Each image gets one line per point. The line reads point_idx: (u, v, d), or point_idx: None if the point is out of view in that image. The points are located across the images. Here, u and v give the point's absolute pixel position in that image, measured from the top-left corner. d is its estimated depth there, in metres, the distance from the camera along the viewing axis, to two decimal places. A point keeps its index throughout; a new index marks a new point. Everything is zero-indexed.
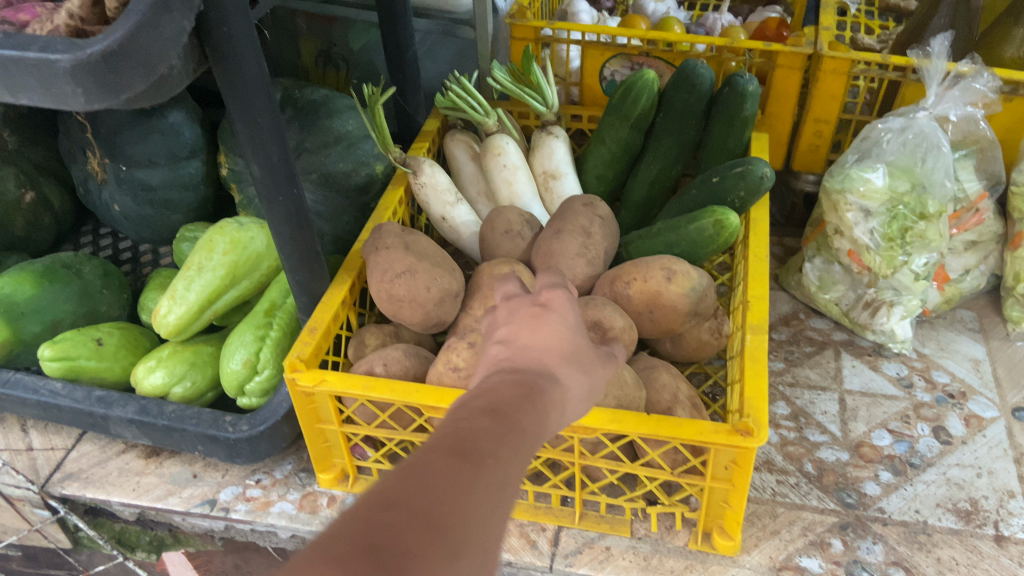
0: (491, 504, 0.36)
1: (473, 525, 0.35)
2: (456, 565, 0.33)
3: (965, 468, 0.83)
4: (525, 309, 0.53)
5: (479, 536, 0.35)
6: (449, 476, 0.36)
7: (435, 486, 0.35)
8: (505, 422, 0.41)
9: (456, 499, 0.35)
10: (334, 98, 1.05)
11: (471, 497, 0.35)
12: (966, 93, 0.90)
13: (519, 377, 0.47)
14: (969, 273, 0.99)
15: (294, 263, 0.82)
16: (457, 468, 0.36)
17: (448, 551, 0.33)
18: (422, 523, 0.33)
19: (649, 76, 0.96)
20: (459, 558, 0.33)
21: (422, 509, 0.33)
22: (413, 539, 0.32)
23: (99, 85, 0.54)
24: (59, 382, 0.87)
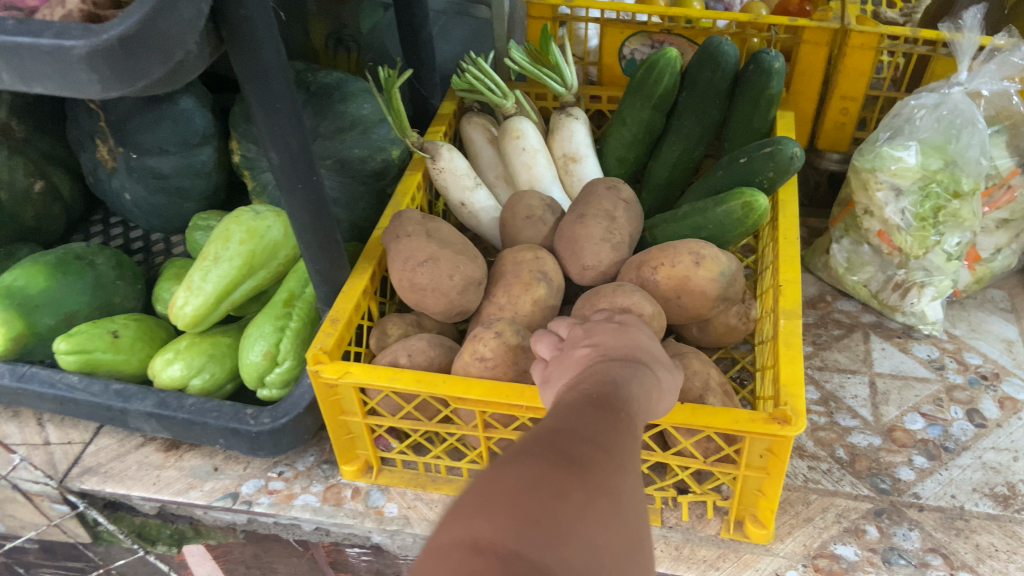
0: (632, 437, 0.45)
1: (625, 447, 0.43)
2: (623, 470, 0.41)
3: (1001, 451, 0.82)
4: (604, 325, 0.64)
5: (632, 455, 0.43)
6: (597, 418, 0.45)
7: (590, 422, 0.44)
8: (621, 392, 0.50)
9: (609, 430, 0.44)
10: (348, 82, 1.02)
11: (618, 430, 0.44)
12: (1004, 67, 0.88)
13: (619, 362, 0.56)
14: (1000, 252, 0.97)
15: (314, 252, 0.80)
16: (600, 413, 0.45)
17: (615, 460, 0.41)
18: (593, 442, 0.41)
19: (672, 53, 0.94)
20: (622, 466, 0.42)
21: (587, 433, 0.42)
22: (589, 449, 0.41)
23: (116, 70, 0.52)
24: (75, 376, 0.86)
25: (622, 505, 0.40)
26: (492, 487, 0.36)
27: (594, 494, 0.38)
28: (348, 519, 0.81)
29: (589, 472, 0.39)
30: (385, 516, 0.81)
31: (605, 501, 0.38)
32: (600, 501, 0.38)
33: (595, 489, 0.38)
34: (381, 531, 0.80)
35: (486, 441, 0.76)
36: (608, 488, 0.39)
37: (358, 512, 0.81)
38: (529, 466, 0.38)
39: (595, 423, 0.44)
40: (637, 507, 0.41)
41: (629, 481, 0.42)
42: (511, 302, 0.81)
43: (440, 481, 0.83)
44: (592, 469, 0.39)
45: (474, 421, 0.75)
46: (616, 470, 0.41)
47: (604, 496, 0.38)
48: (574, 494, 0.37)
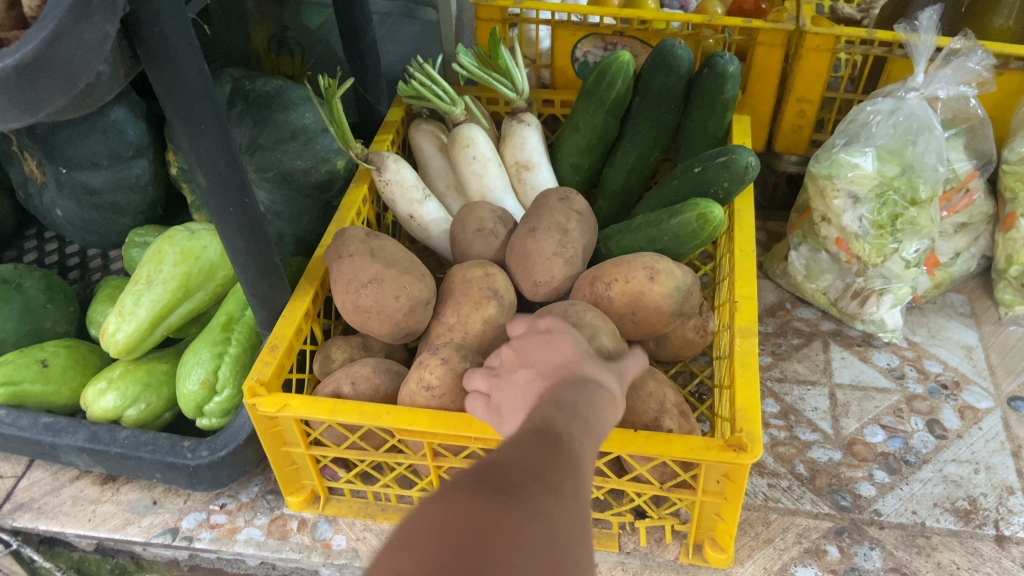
0: (574, 460, 0.45)
1: (566, 470, 0.43)
2: (560, 494, 0.41)
3: (963, 464, 0.80)
4: (533, 340, 0.61)
5: (573, 478, 0.43)
6: (538, 443, 0.44)
7: (529, 448, 0.43)
8: (573, 413, 0.50)
9: (547, 455, 0.43)
10: (288, 89, 0.97)
11: (558, 456, 0.44)
12: (959, 72, 0.86)
13: (565, 381, 0.55)
14: (960, 256, 0.95)
15: (251, 276, 0.76)
16: (542, 438, 0.45)
17: (551, 485, 0.41)
18: (529, 469, 0.41)
19: (625, 57, 0.90)
20: (560, 489, 0.41)
21: (522, 461, 0.42)
22: (526, 475, 0.40)
23: (15, 101, 0.48)
24: (2, 409, 0.81)
25: (559, 528, 0.39)
26: (428, 518, 0.35)
27: (525, 520, 0.37)
28: (294, 553, 0.78)
29: (521, 500, 0.38)
30: (333, 550, 0.77)
31: (538, 526, 0.38)
32: (533, 524, 0.38)
33: (527, 513, 0.38)
34: (329, 566, 0.77)
35: (435, 469, 0.73)
36: (541, 512, 0.39)
37: (305, 545, 0.78)
38: (464, 497, 0.37)
39: (534, 448, 0.43)
40: (579, 525, 0.41)
41: (569, 503, 0.41)
42: (461, 322, 0.78)
43: (390, 509, 0.79)
44: (523, 497, 0.39)
45: (422, 450, 0.72)
46: (552, 495, 0.40)
47: (538, 520, 0.38)
48: (506, 522, 0.36)
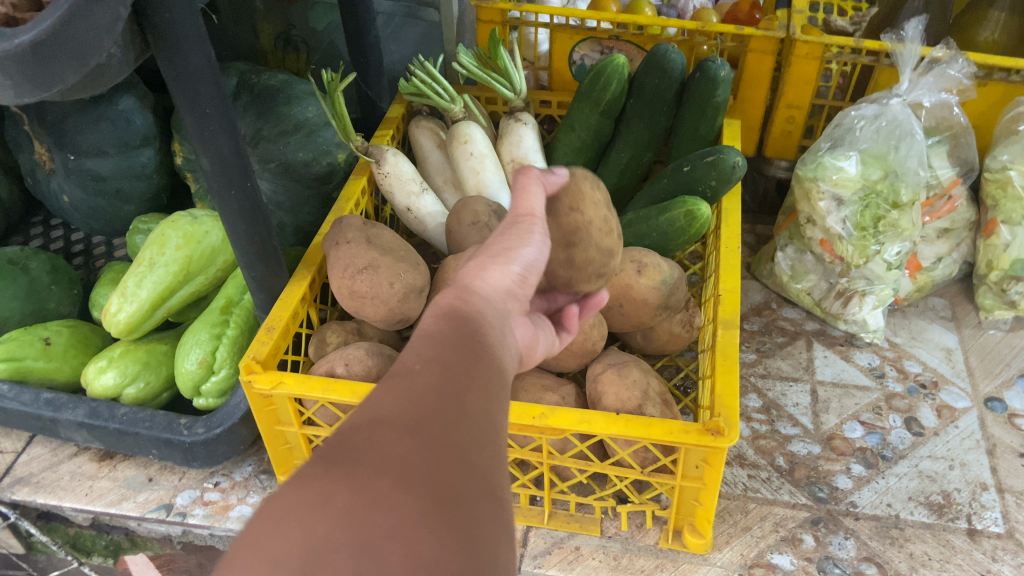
0: (441, 384, 0.36)
1: (426, 401, 0.35)
2: (417, 432, 0.33)
3: (938, 460, 0.82)
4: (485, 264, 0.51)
5: (438, 406, 0.35)
6: (387, 384, 0.36)
7: (406, 399, 0.34)
8: (445, 330, 0.42)
9: (399, 392, 0.35)
10: (293, 84, 1.01)
11: (416, 387, 0.35)
12: (940, 80, 0.89)
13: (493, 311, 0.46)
14: (942, 261, 0.98)
15: (251, 259, 0.79)
16: (392, 376, 0.36)
17: (399, 426, 0.32)
18: (368, 421, 0.33)
19: (620, 60, 0.93)
20: (415, 426, 0.33)
21: (365, 411, 0.34)
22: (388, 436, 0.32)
23: (29, 75, 0.50)
24: (5, 385, 0.83)
25: (419, 470, 0.31)
26: (241, 543, 0.28)
27: (367, 483, 0.29)
28: None
29: (358, 464, 0.30)
30: None
31: (387, 485, 0.29)
32: (379, 486, 0.29)
33: (367, 474, 0.29)
34: None
35: None
36: (389, 467, 0.30)
37: None
38: (282, 497, 0.29)
39: (383, 390, 0.35)
40: (455, 459, 0.32)
41: (435, 436, 0.33)
42: None
43: None
44: (364, 459, 0.30)
45: None
46: (403, 439, 0.32)
47: (384, 479, 0.30)
48: (336, 503, 0.28)
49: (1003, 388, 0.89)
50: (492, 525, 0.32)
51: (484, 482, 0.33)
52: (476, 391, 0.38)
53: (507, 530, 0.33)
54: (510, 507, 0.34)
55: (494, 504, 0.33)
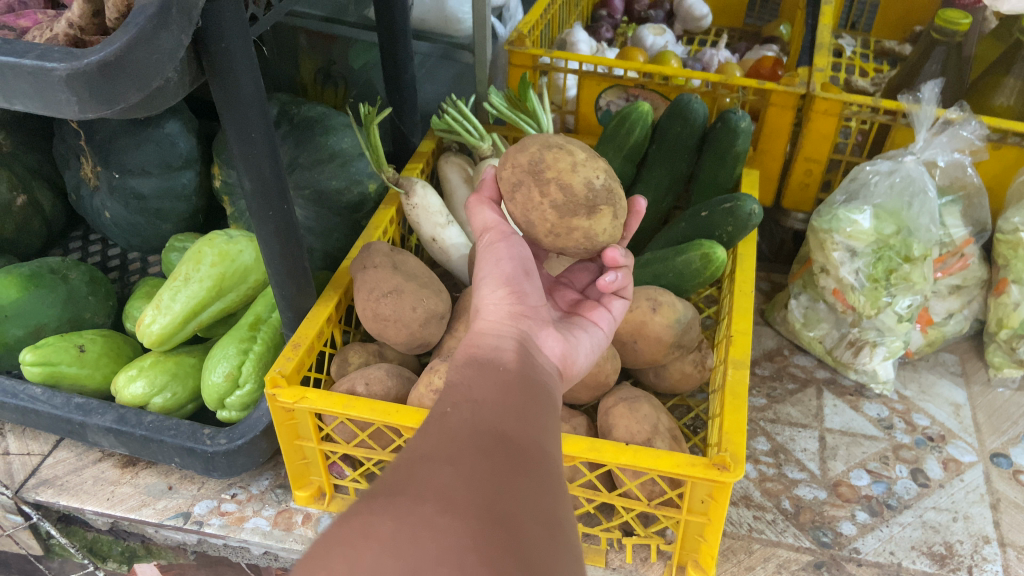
0: (477, 424, 0.40)
1: (463, 439, 0.38)
2: (458, 464, 0.36)
3: (942, 512, 0.83)
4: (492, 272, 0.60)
5: (477, 443, 0.38)
6: (426, 429, 0.39)
7: (445, 438, 0.38)
8: (478, 378, 0.46)
9: (437, 435, 0.38)
10: (331, 116, 1.05)
11: (454, 429, 0.39)
12: (953, 140, 0.92)
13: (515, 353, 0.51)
14: (953, 317, 1.00)
15: (282, 279, 0.82)
16: (430, 422, 0.40)
17: (441, 461, 0.36)
18: (411, 460, 0.36)
19: (644, 108, 0.96)
20: (456, 460, 0.36)
21: (409, 453, 0.37)
22: (431, 470, 0.35)
23: (94, 94, 0.48)
24: (38, 388, 0.87)
25: (462, 495, 0.34)
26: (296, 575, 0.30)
27: (412, 512, 0.32)
28: (297, 544, 0.82)
29: (403, 496, 0.33)
30: None
31: (431, 511, 0.32)
32: (422, 513, 0.32)
33: (411, 506, 0.32)
34: None
35: None
36: (433, 496, 0.33)
37: (307, 537, 0.82)
38: (334, 532, 0.31)
39: (423, 434, 0.39)
40: (498, 486, 0.35)
41: (475, 468, 0.36)
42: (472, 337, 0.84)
43: None
44: (408, 491, 0.33)
45: None
46: (446, 471, 0.35)
47: (428, 505, 0.32)
48: (381, 532, 0.31)
49: (1010, 445, 0.91)
50: (544, 543, 0.34)
51: (531, 504, 0.36)
52: (513, 429, 0.41)
53: (563, 548, 0.35)
54: (563, 527, 0.37)
55: (543, 523, 0.35)
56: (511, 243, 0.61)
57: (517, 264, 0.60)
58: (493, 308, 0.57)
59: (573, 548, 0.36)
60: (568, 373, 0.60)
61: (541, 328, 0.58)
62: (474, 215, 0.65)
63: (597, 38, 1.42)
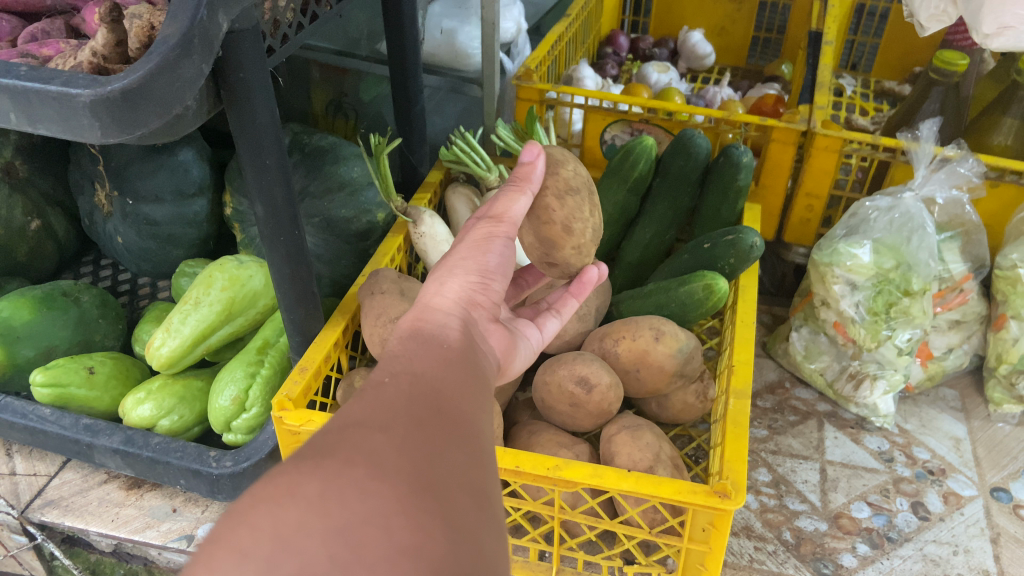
0: (414, 396, 0.39)
1: (400, 407, 0.37)
2: (389, 433, 0.35)
3: (942, 545, 0.84)
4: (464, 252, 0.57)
5: (412, 412, 0.37)
6: (361, 396, 0.38)
7: (374, 404, 0.37)
8: (418, 352, 0.45)
9: (370, 402, 0.37)
10: (342, 146, 1.08)
11: (390, 399, 0.38)
12: (951, 177, 0.94)
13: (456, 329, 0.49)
14: (953, 351, 1.01)
15: (290, 303, 0.84)
16: (365, 389, 0.39)
17: (372, 427, 0.35)
18: (343, 425, 0.35)
19: (648, 142, 0.98)
20: (388, 427, 0.35)
21: (341, 416, 0.36)
22: (358, 434, 0.34)
23: (117, 120, 0.50)
24: (47, 408, 0.88)
25: (391, 461, 0.33)
26: (216, 530, 0.28)
27: (341, 474, 0.31)
28: None
29: (331, 458, 0.32)
30: None
31: (360, 473, 0.31)
32: (352, 475, 0.31)
33: (341, 469, 0.31)
34: None
35: None
36: (363, 459, 0.32)
37: None
38: (258, 491, 0.30)
39: (357, 400, 0.38)
40: (428, 457, 0.35)
41: (407, 435, 0.35)
42: None
43: None
44: (338, 454, 0.32)
45: None
46: (378, 438, 0.34)
47: (358, 469, 0.32)
48: (308, 491, 0.30)
49: (1010, 480, 0.91)
50: (471, 513, 0.34)
51: (462, 477, 0.36)
52: (449, 399, 0.41)
53: (488, 519, 0.35)
54: (490, 499, 0.36)
55: (472, 495, 0.35)
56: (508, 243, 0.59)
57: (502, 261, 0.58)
58: (454, 289, 0.54)
59: (498, 523, 0.36)
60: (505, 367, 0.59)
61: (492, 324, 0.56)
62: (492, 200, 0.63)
63: (602, 74, 1.45)
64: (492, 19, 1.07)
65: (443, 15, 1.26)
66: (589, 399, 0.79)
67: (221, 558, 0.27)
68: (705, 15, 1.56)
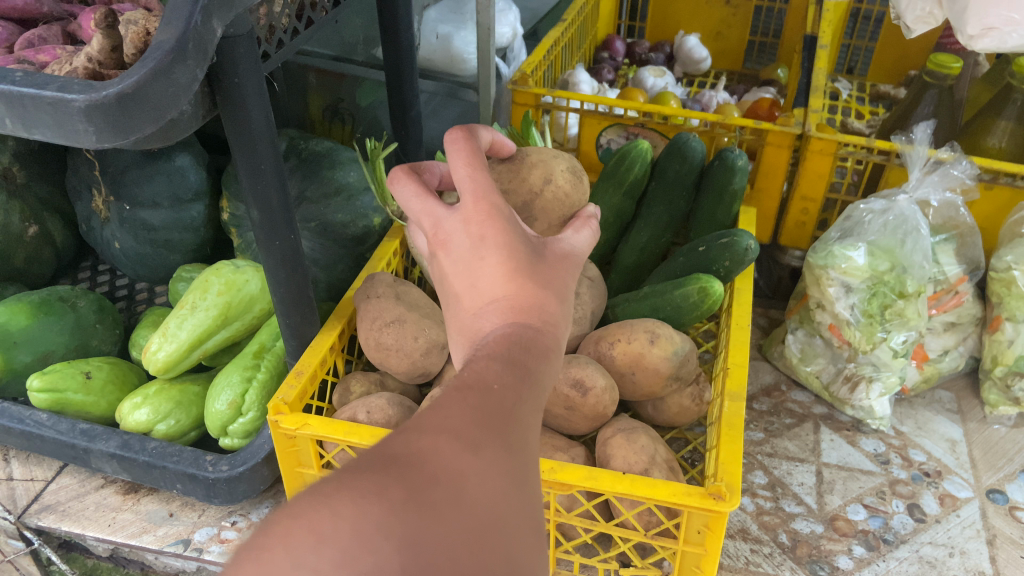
0: (506, 411, 0.37)
1: (494, 426, 0.36)
2: (477, 453, 0.34)
3: (938, 547, 0.84)
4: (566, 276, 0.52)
5: (503, 434, 0.36)
6: (460, 396, 0.36)
7: (476, 417, 0.35)
8: (521, 360, 0.42)
9: (468, 410, 0.36)
10: (337, 151, 1.08)
11: (489, 414, 0.36)
12: (945, 179, 0.94)
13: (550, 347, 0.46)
14: (948, 354, 1.02)
15: (286, 306, 0.84)
16: (468, 390, 0.37)
17: (464, 443, 0.33)
18: (437, 430, 0.33)
19: (643, 145, 0.99)
20: (478, 446, 0.34)
21: (438, 415, 0.35)
22: (449, 448, 0.33)
23: (111, 125, 0.50)
24: (44, 413, 0.88)
25: (471, 489, 0.32)
26: (299, 504, 0.28)
27: (425, 491, 0.30)
28: None
29: (421, 470, 0.31)
30: None
31: (443, 499, 0.31)
32: (433, 496, 0.30)
33: (424, 485, 0.30)
34: None
35: None
36: (445, 478, 0.31)
37: None
38: (346, 477, 0.29)
39: (455, 403, 0.36)
40: (506, 493, 0.34)
41: (492, 459, 0.34)
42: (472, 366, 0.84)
43: None
44: (426, 468, 0.31)
45: None
46: (466, 457, 0.33)
47: (439, 490, 0.31)
48: (393, 496, 0.29)
49: (1005, 481, 0.92)
50: (527, 556, 0.33)
51: (527, 514, 0.35)
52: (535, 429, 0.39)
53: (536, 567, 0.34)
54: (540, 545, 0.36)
55: (530, 533, 0.34)
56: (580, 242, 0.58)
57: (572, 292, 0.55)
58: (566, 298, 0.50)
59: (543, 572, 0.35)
60: None
61: None
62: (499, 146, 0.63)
63: (598, 79, 1.45)
64: (487, 24, 1.08)
65: (440, 21, 1.28)
66: (583, 402, 0.79)
67: (299, 535, 0.27)
68: (701, 19, 1.56)
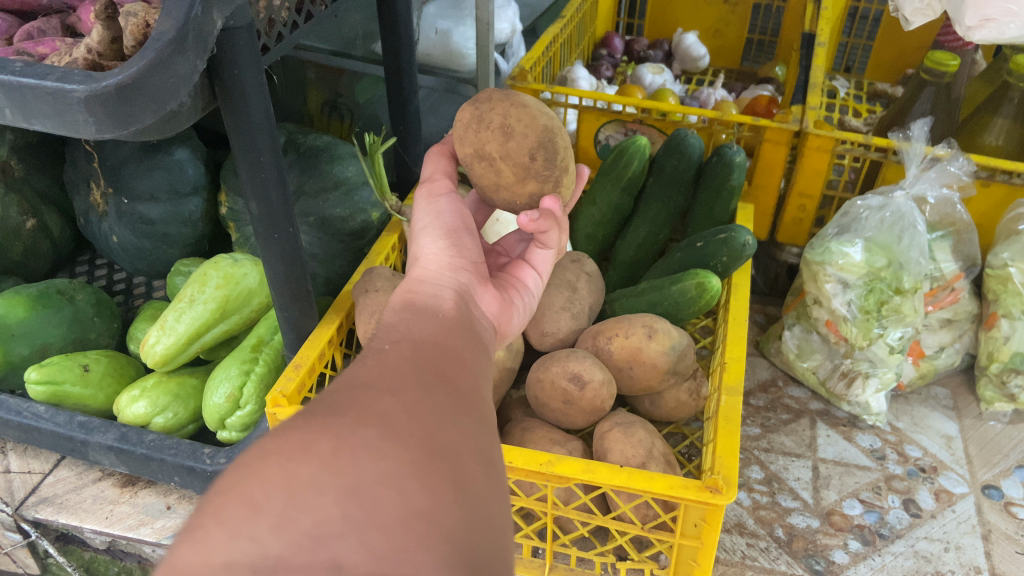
0: (418, 362, 0.40)
1: (406, 372, 0.38)
2: (399, 395, 0.36)
3: (934, 542, 0.85)
4: (434, 224, 0.58)
5: (417, 377, 0.38)
6: (364, 362, 0.39)
7: (375, 370, 0.38)
8: (407, 319, 0.45)
9: (377, 367, 0.38)
10: (336, 145, 1.09)
11: (394, 363, 0.39)
12: (942, 176, 0.95)
13: (434, 290, 0.51)
14: (944, 350, 1.02)
15: (285, 300, 0.84)
16: (369, 355, 0.40)
17: (381, 390, 0.36)
18: (352, 386, 0.36)
19: (642, 141, 0.99)
20: (397, 390, 0.36)
21: (350, 379, 0.37)
22: (364, 396, 0.35)
23: (112, 115, 0.50)
24: (42, 405, 0.88)
25: (402, 425, 0.34)
26: (226, 482, 0.29)
27: (353, 432, 0.32)
28: None
29: (344, 417, 0.33)
30: None
31: (372, 434, 0.32)
32: (365, 435, 0.32)
33: (352, 428, 0.32)
34: None
35: None
36: (373, 418, 0.33)
37: None
38: (269, 444, 0.31)
39: (362, 365, 0.38)
40: (437, 422, 0.36)
41: (416, 398, 0.36)
42: None
43: None
44: (350, 412, 0.33)
45: None
46: (387, 400, 0.35)
47: (369, 429, 0.32)
48: (320, 449, 0.31)
49: (1001, 477, 0.92)
50: (478, 483, 0.35)
51: (469, 446, 0.36)
52: (452, 370, 0.41)
53: (496, 491, 0.36)
54: (495, 470, 0.37)
55: (480, 463, 0.36)
56: (453, 198, 0.61)
57: (459, 219, 0.60)
58: (434, 259, 0.55)
59: (501, 491, 0.37)
60: (502, 330, 0.60)
61: (481, 285, 0.57)
62: (426, 162, 0.66)
63: (597, 76, 1.45)
64: (486, 19, 1.08)
65: (439, 16, 1.28)
66: (581, 396, 0.79)
67: (232, 511, 0.28)
68: (699, 17, 1.57)
